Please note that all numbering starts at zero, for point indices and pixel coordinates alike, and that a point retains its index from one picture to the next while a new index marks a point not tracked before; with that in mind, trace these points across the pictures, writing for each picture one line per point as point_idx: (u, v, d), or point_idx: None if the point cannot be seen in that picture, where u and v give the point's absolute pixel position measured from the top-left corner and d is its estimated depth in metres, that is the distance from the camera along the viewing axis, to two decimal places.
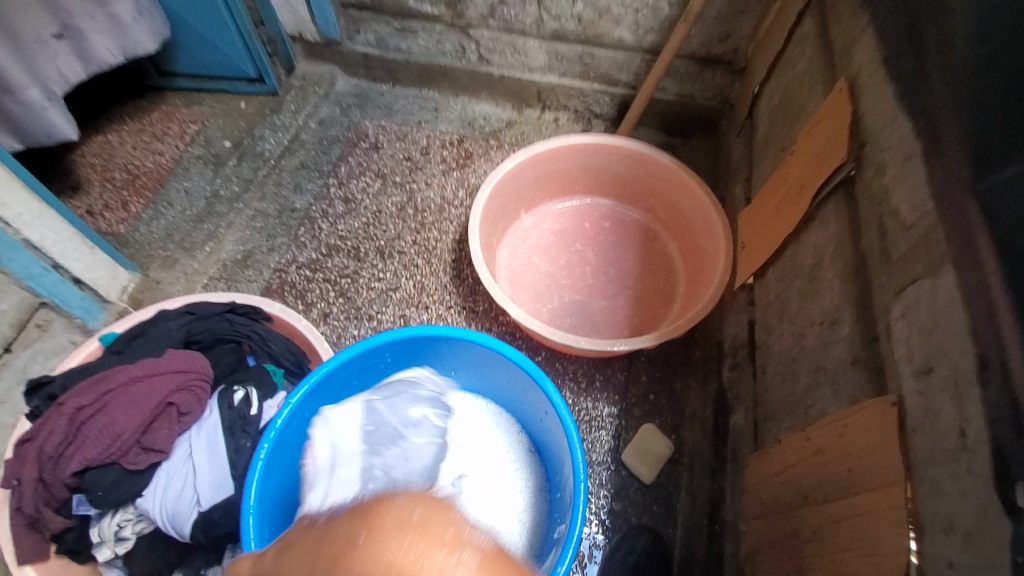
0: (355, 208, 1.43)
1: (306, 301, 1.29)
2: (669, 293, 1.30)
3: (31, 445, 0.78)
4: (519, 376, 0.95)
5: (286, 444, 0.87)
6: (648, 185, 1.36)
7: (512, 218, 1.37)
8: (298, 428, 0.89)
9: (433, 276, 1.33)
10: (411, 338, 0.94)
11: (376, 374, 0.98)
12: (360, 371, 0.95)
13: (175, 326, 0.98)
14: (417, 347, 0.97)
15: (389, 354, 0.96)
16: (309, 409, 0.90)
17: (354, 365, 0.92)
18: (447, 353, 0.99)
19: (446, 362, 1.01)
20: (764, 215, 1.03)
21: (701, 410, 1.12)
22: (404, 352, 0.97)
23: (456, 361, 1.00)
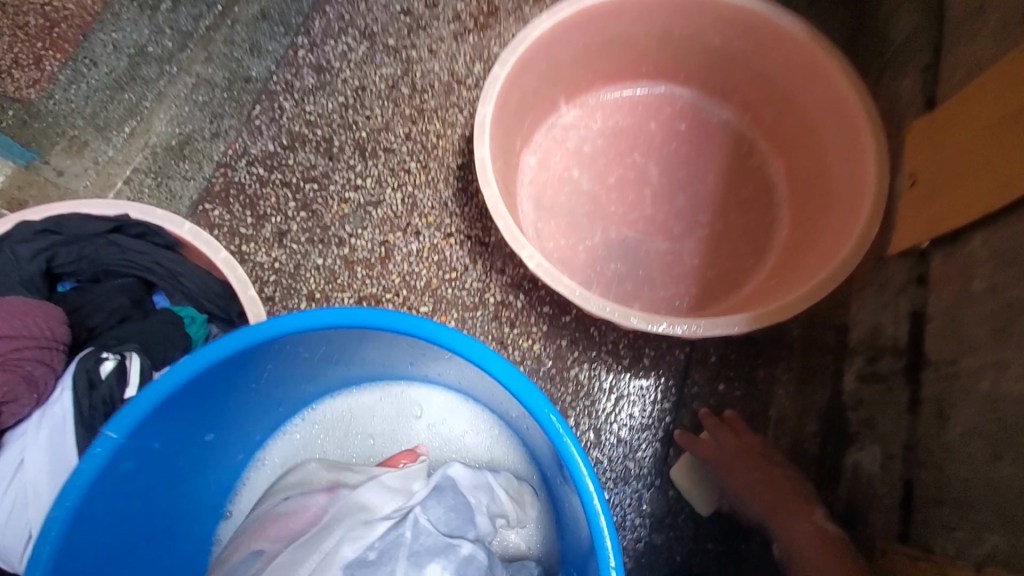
0: (330, 82, 1.03)
1: (257, 212, 0.95)
2: (763, 235, 0.90)
3: None
4: (504, 391, 0.61)
5: (110, 498, 0.56)
6: (752, 68, 0.90)
7: (545, 109, 0.95)
8: (139, 467, 0.57)
9: (429, 188, 0.96)
10: (329, 330, 0.59)
11: (283, 371, 0.65)
12: (256, 371, 0.62)
13: (30, 251, 0.67)
14: (343, 338, 0.62)
15: (301, 350, 0.62)
16: (161, 437, 0.58)
17: (240, 364, 0.59)
18: (391, 343, 0.65)
19: (393, 355, 0.67)
20: (970, 133, 0.60)
21: (793, 417, 0.78)
22: (323, 345, 0.63)
23: (408, 354, 0.66)
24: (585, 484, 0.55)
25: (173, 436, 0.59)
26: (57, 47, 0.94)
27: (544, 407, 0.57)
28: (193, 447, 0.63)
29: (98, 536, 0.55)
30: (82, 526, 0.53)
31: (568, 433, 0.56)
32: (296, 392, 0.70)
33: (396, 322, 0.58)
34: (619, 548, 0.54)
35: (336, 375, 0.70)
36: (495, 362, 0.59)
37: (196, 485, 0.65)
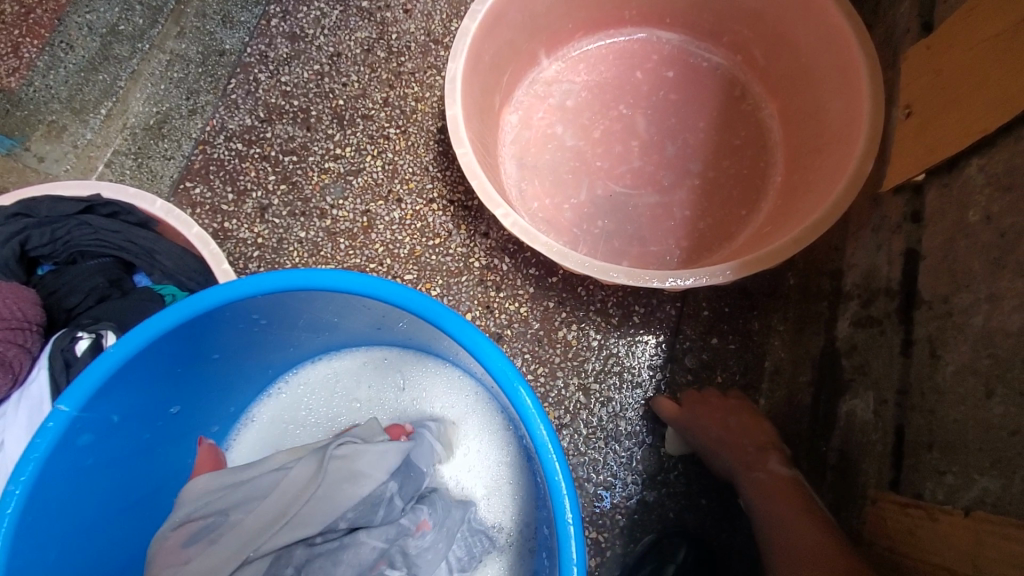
0: (304, 50, 1.00)
1: (237, 187, 0.94)
2: (756, 183, 0.86)
3: None
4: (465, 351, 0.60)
5: (73, 473, 0.55)
6: (741, 5, 0.85)
7: (524, 63, 0.91)
8: (100, 440, 0.57)
9: (409, 154, 0.93)
10: (282, 296, 0.58)
11: (244, 339, 0.64)
12: (215, 341, 0.61)
13: (4, 235, 0.67)
14: (299, 304, 0.61)
15: (258, 316, 0.61)
16: (118, 410, 0.57)
17: (194, 335, 0.58)
18: (354, 309, 0.64)
19: (357, 318, 0.66)
20: (971, 52, 0.54)
21: (788, 369, 0.75)
22: (280, 311, 0.61)
23: (369, 318, 0.65)
24: (543, 442, 0.53)
25: (133, 409, 0.58)
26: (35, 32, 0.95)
27: (502, 363, 0.55)
28: (159, 418, 0.62)
29: (67, 509, 0.55)
30: (47, 501, 0.52)
31: (527, 391, 0.55)
32: (264, 360, 0.69)
33: (348, 285, 0.56)
34: (577, 504, 0.53)
35: (303, 340, 0.69)
36: (451, 321, 0.57)
37: (169, 453, 0.65)
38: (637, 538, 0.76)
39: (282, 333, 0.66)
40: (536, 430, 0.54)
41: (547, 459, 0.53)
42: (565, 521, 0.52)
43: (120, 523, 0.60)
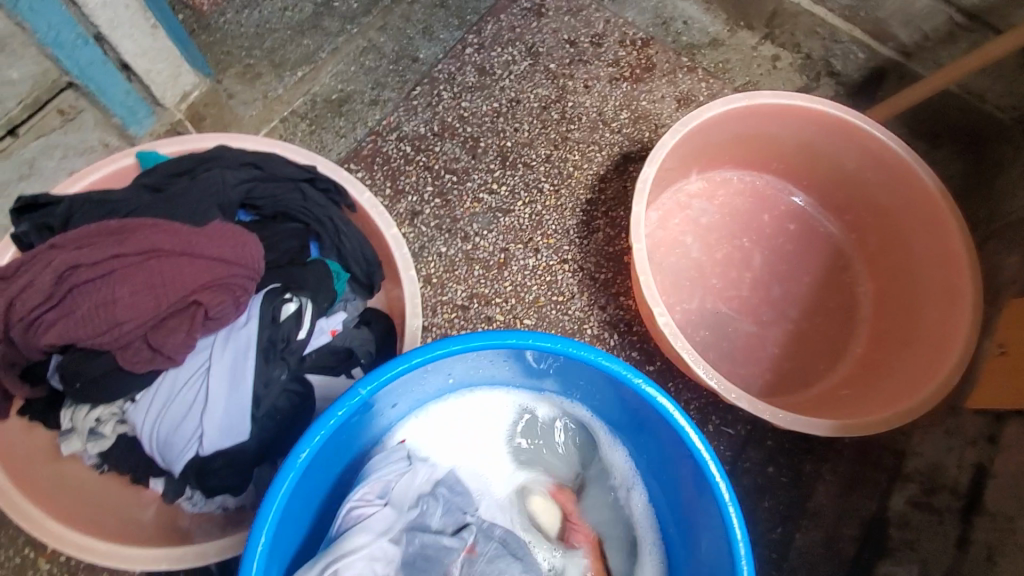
0: (488, 85, 1.10)
1: (396, 186, 1.01)
2: (839, 346, 0.99)
3: (3, 291, 0.57)
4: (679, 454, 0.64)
5: (331, 442, 0.60)
6: (873, 198, 1.00)
7: (680, 175, 1.03)
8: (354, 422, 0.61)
9: (556, 213, 1.03)
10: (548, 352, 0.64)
11: (475, 366, 0.69)
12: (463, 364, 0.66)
13: (235, 179, 0.71)
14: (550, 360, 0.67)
15: (506, 357, 0.66)
16: (379, 398, 0.62)
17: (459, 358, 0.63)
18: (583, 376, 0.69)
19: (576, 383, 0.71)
20: None
21: (829, 515, 0.87)
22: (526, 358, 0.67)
23: (592, 391, 0.70)
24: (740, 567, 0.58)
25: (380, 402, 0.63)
26: None
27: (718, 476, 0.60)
28: (382, 411, 0.67)
29: (312, 473, 0.60)
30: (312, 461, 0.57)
31: (737, 516, 0.59)
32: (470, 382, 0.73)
33: (610, 364, 0.63)
34: None
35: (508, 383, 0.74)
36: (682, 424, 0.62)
37: (370, 441, 0.70)
38: None
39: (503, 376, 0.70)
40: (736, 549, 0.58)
41: None
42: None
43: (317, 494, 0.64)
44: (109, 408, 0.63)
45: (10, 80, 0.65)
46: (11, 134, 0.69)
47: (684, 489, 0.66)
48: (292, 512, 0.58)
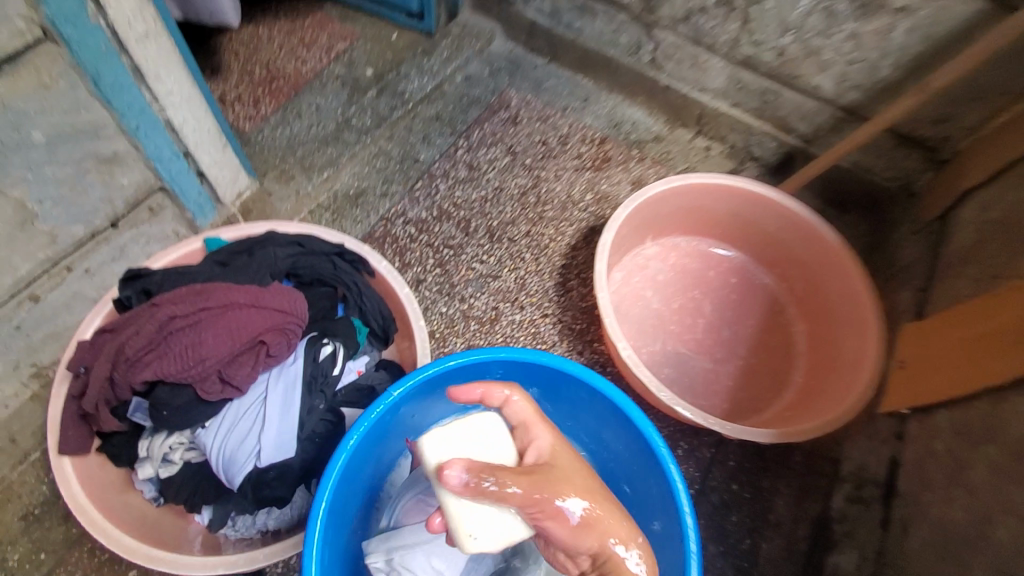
0: (477, 178, 1.35)
1: (403, 260, 1.22)
2: (782, 377, 1.17)
3: (114, 340, 0.75)
4: (641, 445, 0.82)
5: (368, 438, 0.78)
6: (794, 254, 1.22)
7: (637, 242, 1.26)
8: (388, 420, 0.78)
9: (537, 277, 1.23)
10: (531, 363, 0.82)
11: None
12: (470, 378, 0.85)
13: (282, 254, 0.92)
14: (531, 372, 0.86)
15: (500, 371, 0.84)
16: (404, 405, 0.80)
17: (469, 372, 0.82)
18: (564, 389, 0.88)
19: (559, 394, 0.89)
20: (942, 339, 0.88)
21: (787, 523, 0.99)
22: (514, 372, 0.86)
23: (566, 397, 0.88)
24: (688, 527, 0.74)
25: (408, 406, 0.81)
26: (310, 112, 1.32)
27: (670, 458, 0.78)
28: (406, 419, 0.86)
29: (354, 468, 0.76)
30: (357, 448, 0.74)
31: (685, 486, 0.76)
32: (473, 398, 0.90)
33: (588, 374, 0.82)
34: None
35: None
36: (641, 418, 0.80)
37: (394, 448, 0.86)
38: None
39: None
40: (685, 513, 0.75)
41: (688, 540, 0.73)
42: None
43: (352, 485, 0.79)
44: (181, 437, 0.78)
45: (120, 185, 0.85)
46: (112, 227, 0.88)
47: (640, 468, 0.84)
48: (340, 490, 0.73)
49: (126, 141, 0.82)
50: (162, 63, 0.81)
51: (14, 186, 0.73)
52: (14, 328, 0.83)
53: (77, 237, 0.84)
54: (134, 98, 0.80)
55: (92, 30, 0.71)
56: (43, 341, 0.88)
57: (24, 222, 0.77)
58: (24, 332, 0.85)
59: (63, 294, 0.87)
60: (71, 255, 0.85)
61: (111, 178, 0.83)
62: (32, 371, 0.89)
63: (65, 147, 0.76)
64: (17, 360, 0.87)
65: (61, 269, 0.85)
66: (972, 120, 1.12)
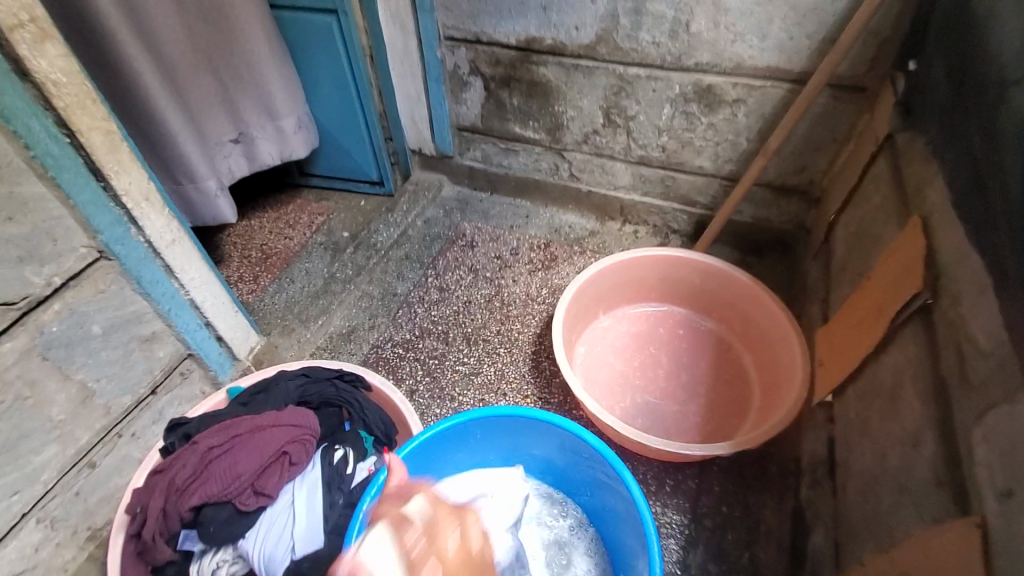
0: (448, 297, 1.59)
1: (396, 376, 1.41)
2: (742, 403, 1.31)
3: (163, 477, 0.90)
4: (599, 464, 0.96)
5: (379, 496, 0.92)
6: (722, 297, 1.42)
7: (590, 318, 1.47)
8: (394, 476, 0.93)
9: (513, 365, 1.42)
10: (502, 416, 0.99)
11: (463, 445, 1.03)
12: (456, 438, 1.01)
13: (293, 385, 1.11)
14: (505, 428, 1.03)
15: (478, 432, 1.02)
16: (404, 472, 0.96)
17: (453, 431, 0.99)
18: (532, 434, 1.03)
19: (532, 442, 1.04)
20: (841, 334, 1.06)
21: (778, 530, 1.08)
22: (492, 429, 1.02)
23: (539, 445, 1.04)
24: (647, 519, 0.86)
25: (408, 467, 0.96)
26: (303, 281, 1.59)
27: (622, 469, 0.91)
28: None
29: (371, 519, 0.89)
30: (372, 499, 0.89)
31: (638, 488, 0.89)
32: (465, 458, 1.05)
33: (546, 415, 0.98)
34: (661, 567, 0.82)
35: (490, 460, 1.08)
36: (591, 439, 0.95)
37: None
38: None
39: (482, 451, 1.05)
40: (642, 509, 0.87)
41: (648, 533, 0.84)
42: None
43: None
44: (225, 552, 0.90)
45: (158, 357, 1.07)
46: (152, 392, 1.08)
47: (605, 490, 0.97)
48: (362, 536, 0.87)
49: (162, 321, 1.06)
50: (185, 258, 1.08)
51: (78, 371, 0.93)
52: (74, 495, 0.97)
53: (126, 406, 1.03)
54: (165, 288, 1.05)
55: (136, 245, 0.98)
56: (98, 503, 1.01)
57: (85, 399, 0.95)
58: (82, 498, 0.98)
59: (114, 458, 1.03)
60: (120, 423, 1.02)
61: (151, 353, 1.05)
62: (87, 535, 1.01)
63: (117, 333, 0.98)
64: (75, 526, 0.98)
65: (112, 436, 1.02)
66: (822, 164, 1.41)
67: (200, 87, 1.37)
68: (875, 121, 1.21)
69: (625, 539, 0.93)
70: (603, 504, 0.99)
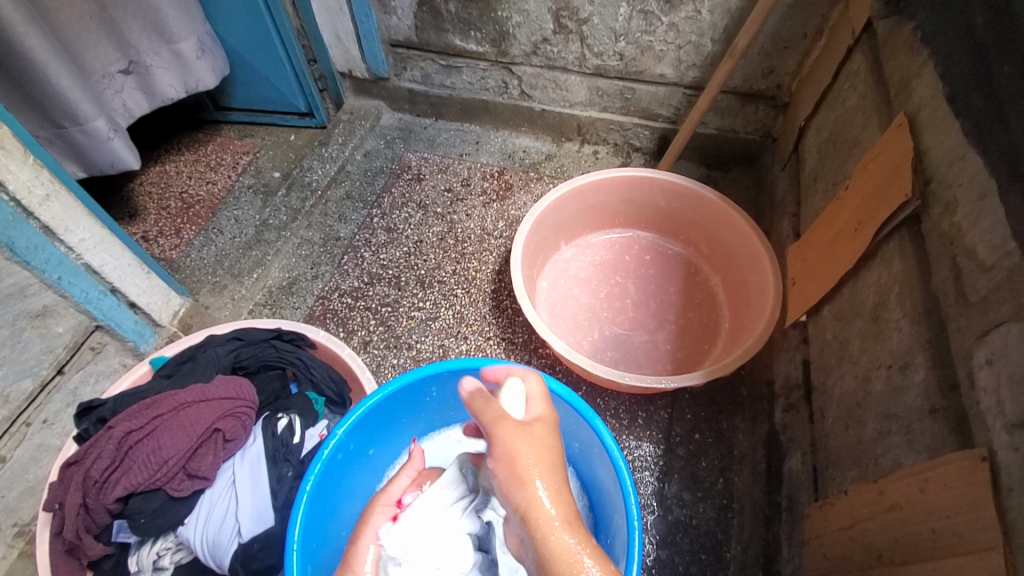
0: (397, 238, 1.45)
1: (347, 328, 1.30)
2: (712, 328, 1.27)
3: (78, 470, 0.80)
4: (567, 412, 0.91)
5: (334, 474, 0.85)
6: (689, 219, 1.34)
7: (552, 250, 1.37)
8: (346, 453, 0.87)
9: (472, 306, 1.32)
10: (459, 371, 0.92)
11: (418, 406, 0.96)
12: (409, 400, 0.94)
13: (224, 351, 0.98)
14: (463, 381, 0.96)
15: (434, 389, 0.95)
16: (354, 440, 0.88)
17: (405, 393, 0.91)
18: None
19: None
20: (814, 250, 1.01)
21: (750, 452, 1.07)
22: (449, 385, 0.95)
23: None
24: (620, 467, 0.82)
25: (359, 440, 0.89)
26: (233, 232, 1.43)
27: (593, 417, 0.86)
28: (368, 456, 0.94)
29: (324, 499, 0.84)
30: (322, 480, 0.82)
31: (609, 435, 0.85)
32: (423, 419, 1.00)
33: (504, 366, 0.91)
34: (640, 512, 0.78)
35: (450, 417, 1.02)
36: (556, 387, 0.90)
37: (360, 483, 0.94)
38: None
39: (439, 408, 0.99)
40: (615, 458, 0.83)
41: (623, 481, 0.81)
42: (634, 528, 0.77)
43: (331, 519, 0.87)
44: (166, 540, 0.83)
45: (56, 334, 0.93)
46: (59, 373, 0.94)
47: (577, 435, 0.93)
48: (315, 518, 0.81)
49: (52, 292, 0.91)
50: (68, 217, 0.92)
51: None
52: None
53: (28, 391, 0.90)
54: (50, 253, 0.90)
55: None
56: (18, 499, 0.89)
57: None
58: None
59: (27, 449, 0.90)
60: (26, 410, 0.90)
61: (46, 330, 0.91)
62: (14, 532, 0.90)
63: None
64: None
65: (20, 426, 0.89)
66: (791, 65, 1.30)
67: (69, 8, 1.12)
68: (852, 11, 1.09)
69: (601, 486, 0.90)
70: (576, 449, 0.95)
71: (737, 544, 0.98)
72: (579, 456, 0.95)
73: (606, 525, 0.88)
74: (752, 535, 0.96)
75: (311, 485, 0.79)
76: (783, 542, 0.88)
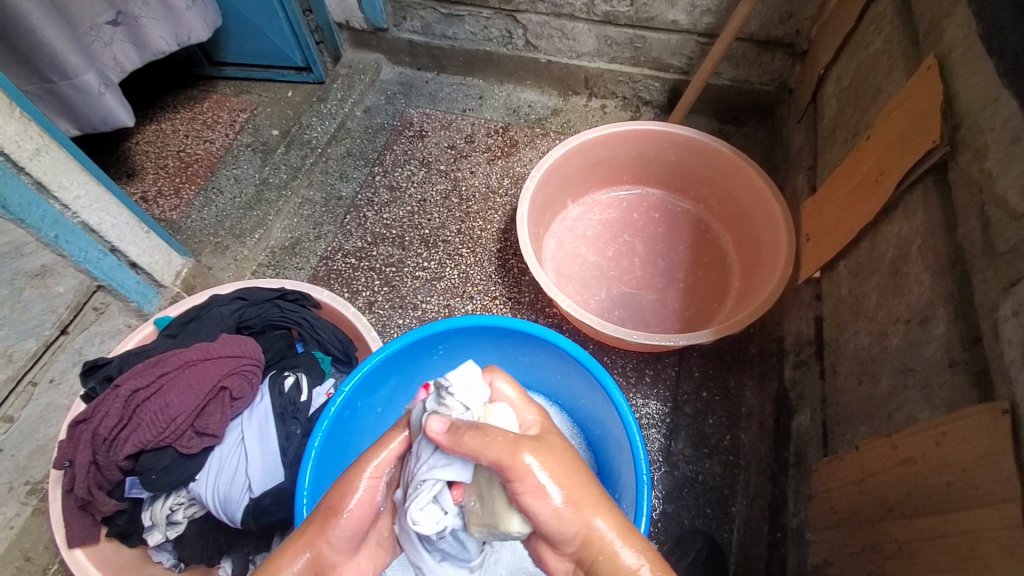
0: (400, 196, 1.42)
1: (352, 289, 1.28)
2: (722, 287, 1.25)
3: (87, 427, 0.80)
4: (578, 370, 0.90)
5: (341, 433, 0.86)
6: (701, 174, 1.30)
7: (558, 208, 1.34)
8: (353, 415, 0.87)
9: (478, 266, 1.30)
10: (466, 330, 0.91)
11: (426, 366, 0.96)
12: (416, 358, 0.93)
13: (228, 310, 0.97)
14: (470, 340, 0.95)
15: (441, 347, 0.94)
16: (361, 399, 0.88)
17: (410, 351, 0.91)
18: (502, 346, 0.96)
19: (503, 354, 0.97)
20: (831, 204, 0.97)
21: (758, 410, 1.07)
22: (457, 343, 0.95)
23: (511, 355, 0.97)
24: (631, 426, 0.81)
25: (366, 400, 0.90)
26: (233, 192, 1.39)
27: (606, 378, 0.85)
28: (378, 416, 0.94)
29: (332, 458, 0.84)
30: (329, 438, 0.83)
31: (621, 397, 0.84)
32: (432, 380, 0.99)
33: (511, 324, 0.89)
34: (650, 469, 0.78)
35: None
36: (566, 344, 0.88)
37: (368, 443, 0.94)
38: (660, 542, 0.98)
39: (447, 367, 0.98)
40: (626, 418, 0.82)
41: (635, 442, 0.80)
42: (644, 484, 0.77)
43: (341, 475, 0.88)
44: (179, 496, 0.84)
45: (57, 294, 0.93)
46: (63, 333, 0.94)
47: (588, 402, 0.91)
48: (324, 475, 0.82)
49: (50, 251, 0.90)
50: (60, 172, 0.89)
51: None
52: None
53: (32, 350, 0.90)
54: (44, 211, 0.88)
55: None
56: (30, 456, 0.90)
57: None
58: (8, 453, 0.87)
59: (35, 408, 0.90)
60: (32, 369, 0.90)
61: (47, 289, 0.90)
62: (28, 489, 0.91)
63: None
64: (9, 482, 0.88)
65: (26, 386, 0.89)
66: (812, 9, 1.22)
67: None
68: None
69: (611, 444, 0.90)
70: (590, 417, 0.94)
71: (742, 499, 0.99)
72: (589, 416, 0.94)
73: (615, 481, 0.88)
74: (758, 490, 0.96)
75: (319, 443, 0.80)
76: (790, 496, 0.89)
